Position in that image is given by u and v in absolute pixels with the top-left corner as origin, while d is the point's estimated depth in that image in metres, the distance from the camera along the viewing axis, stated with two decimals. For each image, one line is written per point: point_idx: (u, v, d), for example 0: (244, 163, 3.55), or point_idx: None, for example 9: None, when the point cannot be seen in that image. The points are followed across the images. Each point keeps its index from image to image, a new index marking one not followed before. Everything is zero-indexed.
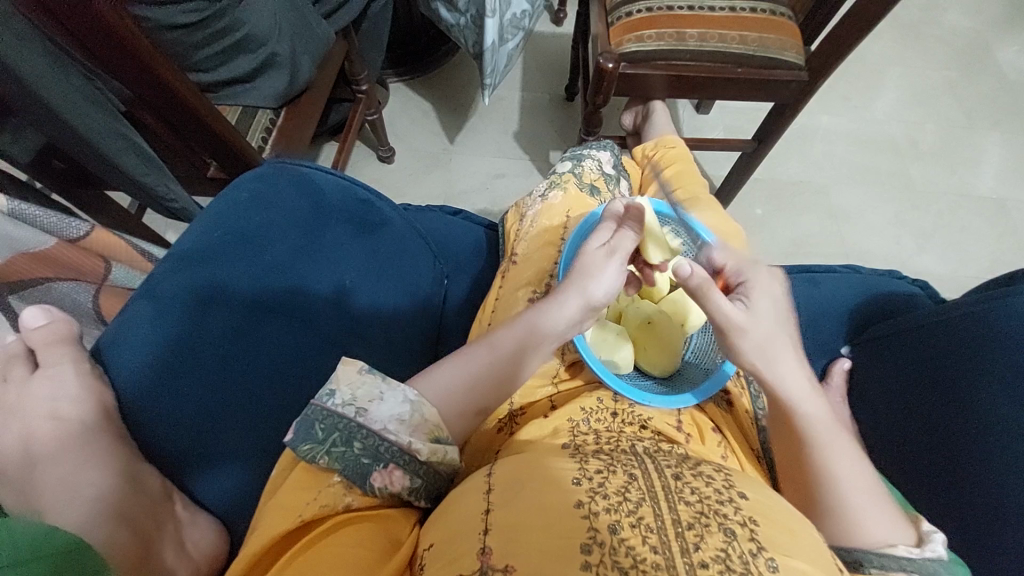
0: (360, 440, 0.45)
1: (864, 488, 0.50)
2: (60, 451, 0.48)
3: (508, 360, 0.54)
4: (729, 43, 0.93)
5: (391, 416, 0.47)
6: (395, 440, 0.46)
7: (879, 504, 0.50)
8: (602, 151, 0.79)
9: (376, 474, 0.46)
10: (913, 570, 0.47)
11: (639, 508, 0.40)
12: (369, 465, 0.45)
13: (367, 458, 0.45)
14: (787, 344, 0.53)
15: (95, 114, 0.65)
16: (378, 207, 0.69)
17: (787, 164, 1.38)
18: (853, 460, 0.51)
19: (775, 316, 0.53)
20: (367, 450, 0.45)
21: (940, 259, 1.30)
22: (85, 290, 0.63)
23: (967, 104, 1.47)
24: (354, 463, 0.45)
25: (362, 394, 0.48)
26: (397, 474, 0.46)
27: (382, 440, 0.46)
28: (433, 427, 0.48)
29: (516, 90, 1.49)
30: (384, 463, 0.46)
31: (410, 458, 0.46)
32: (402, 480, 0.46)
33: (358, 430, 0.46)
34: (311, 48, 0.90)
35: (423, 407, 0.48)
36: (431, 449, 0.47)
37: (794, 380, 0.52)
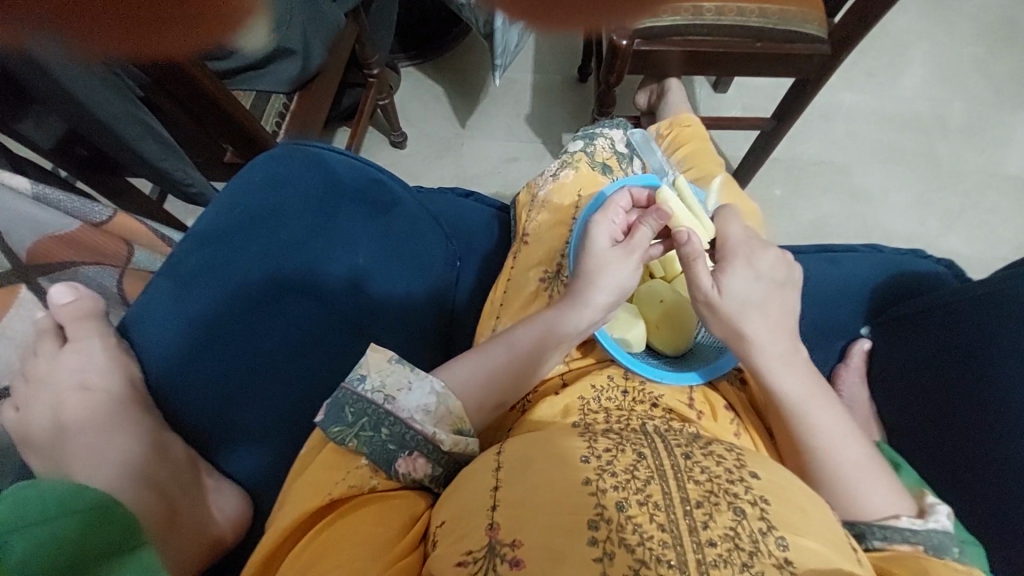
0: (387, 427, 0.46)
1: (865, 463, 0.50)
2: (90, 421, 0.50)
3: (527, 356, 0.55)
4: (747, 16, 0.90)
5: (418, 407, 0.48)
6: (421, 429, 0.47)
7: (875, 473, 0.50)
8: (615, 130, 0.78)
9: (401, 460, 0.46)
10: (916, 542, 0.47)
11: (647, 486, 0.40)
12: (395, 451, 0.46)
13: (394, 444, 0.46)
14: (774, 323, 0.53)
15: (116, 103, 0.66)
16: (389, 185, 0.68)
17: (807, 144, 1.34)
18: (843, 429, 0.51)
19: (758, 296, 0.53)
20: (394, 437, 0.46)
21: (967, 240, 1.26)
22: (110, 274, 0.65)
23: (1000, 79, 1.40)
24: (381, 448, 0.46)
25: (392, 381, 0.48)
26: (421, 461, 0.47)
27: (408, 428, 0.46)
28: (456, 419, 0.49)
29: (528, 72, 1.47)
30: (408, 450, 0.47)
31: (433, 448, 0.47)
32: (424, 467, 0.47)
33: (386, 416, 0.46)
34: (322, 33, 0.89)
35: (448, 399, 0.49)
36: (454, 440, 0.48)
37: (764, 358, 0.53)
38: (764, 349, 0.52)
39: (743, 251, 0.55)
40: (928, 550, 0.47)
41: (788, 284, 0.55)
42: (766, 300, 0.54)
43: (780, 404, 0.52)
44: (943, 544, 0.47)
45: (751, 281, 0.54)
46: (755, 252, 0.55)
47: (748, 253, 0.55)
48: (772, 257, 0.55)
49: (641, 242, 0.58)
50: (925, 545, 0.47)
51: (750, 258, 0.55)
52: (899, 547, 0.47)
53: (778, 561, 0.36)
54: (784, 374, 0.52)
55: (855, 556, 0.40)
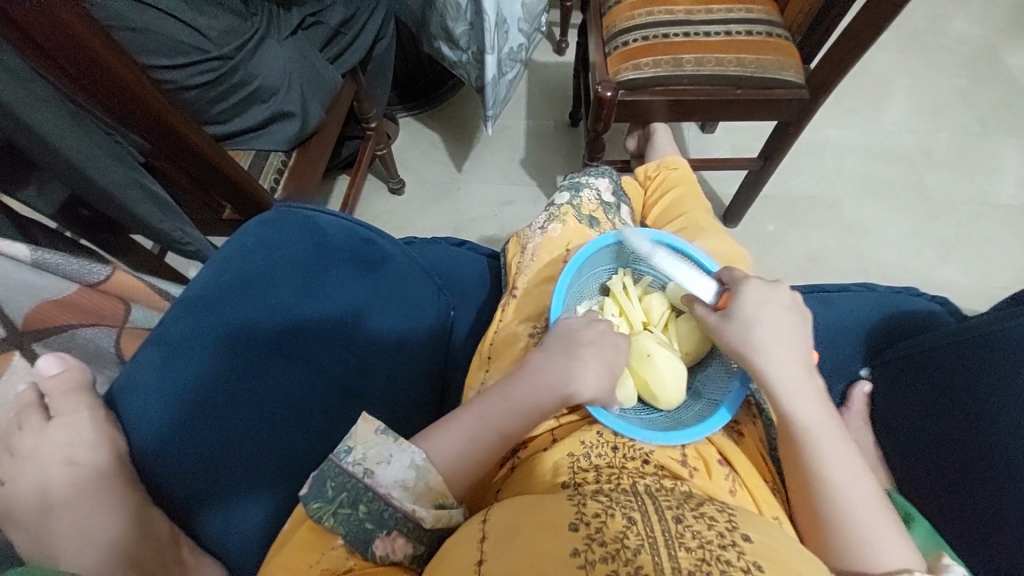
0: (364, 504, 0.46)
1: (877, 510, 0.49)
2: (77, 497, 0.51)
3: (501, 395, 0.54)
4: (726, 66, 0.94)
5: (396, 482, 0.46)
6: (399, 506, 0.46)
7: (888, 521, 0.49)
8: (600, 178, 0.80)
9: (378, 541, 0.46)
10: None
11: (637, 556, 0.39)
12: (371, 531, 0.46)
13: (371, 523, 0.46)
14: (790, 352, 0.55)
15: (115, 167, 0.69)
16: (379, 244, 0.70)
17: (796, 179, 1.37)
18: (858, 473, 0.51)
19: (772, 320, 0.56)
20: (371, 515, 0.46)
21: (964, 270, 1.25)
22: (106, 334, 0.65)
23: (982, 112, 1.43)
24: (358, 528, 0.45)
25: (373, 454, 0.47)
26: (400, 541, 0.46)
27: (387, 506, 0.46)
28: (437, 494, 0.47)
29: (521, 119, 1.52)
30: (387, 530, 0.46)
31: (413, 525, 0.46)
32: (404, 547, 0.46)
33: (365, 492, 0.46)
34: (321, 94, 0.92)
35: (428, 474, 0.47)
36: (435, 516, 0.46)
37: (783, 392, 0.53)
38: (786, 390, 0.53)
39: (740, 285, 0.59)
40: None
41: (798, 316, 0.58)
42: (771, 335, 0.55)
43: (790, 432, 0.53)
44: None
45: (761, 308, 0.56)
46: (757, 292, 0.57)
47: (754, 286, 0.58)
48: (779, 301, 0.57)
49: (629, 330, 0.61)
50: None
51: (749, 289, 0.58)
52: None
53: None
54: (797, 402, 0.53)
55: None
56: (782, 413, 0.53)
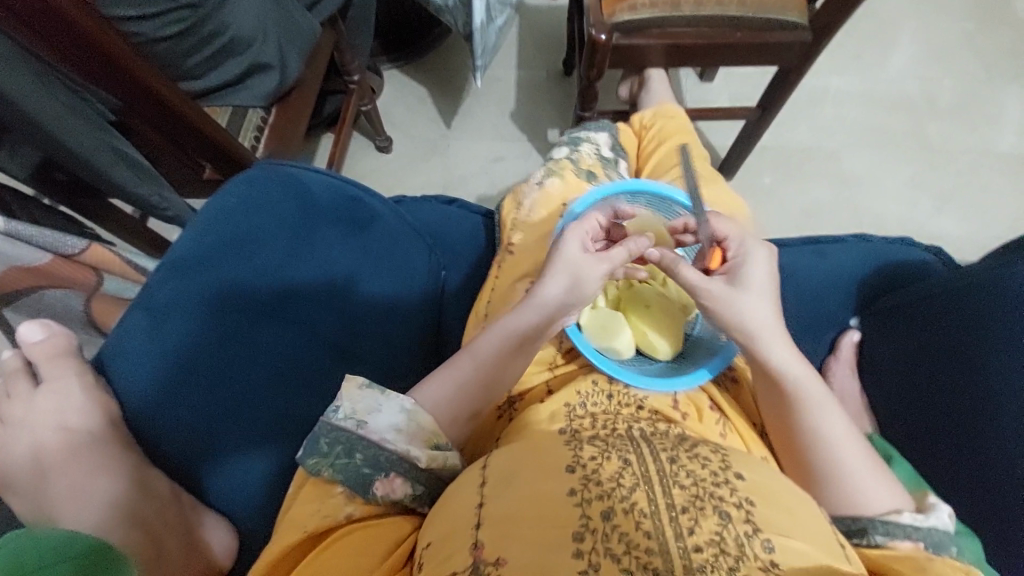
0: (361, 451, 0.46)
1: (864, 462, 0.51)
2: (66, 463, 0.50)
3: (493, 365, 0.54)
4: (726, 7, 0.89)
5: (389, 426, 0.47)
6: (393, 449, 0.47)
7: (868, 462, 0.51)
8: (600, 133, 0.78)
9: (378, 482, 0.46)
10: (919, 537, 0.47)
11: (632, 494, 0.40)
12: (370, 475, 0.46)
13: (368, 467, 0.46)
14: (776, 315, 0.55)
15: (87, 130, 0.65)
16: (368, 202, 0.68)
17: (795, 129, 1.33)
18: (845, 428, 0.52)
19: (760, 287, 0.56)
20: (368, 460, 0.46)
21: (957, 221, 1.25)
22: (75, 297, 0.65)
23: (988, 56, 1.39)
24: (356, 473, 0.46)
25: (363, 406, 0.48)
26: (398, 481, 0.47)
27: (381, 450, 0.46)
28: (430, 435, 0.49)
29: (511, 70, 1.45)
30: (384, 472, 0.46)
31: (409, 466, 0.47)
32: (403, 487, 0.47)
33: (359, 442, 0.46)
34: (299, 45, 0.88)
35: (418, 416, 0.49)
36: (430, 456, 0.47)
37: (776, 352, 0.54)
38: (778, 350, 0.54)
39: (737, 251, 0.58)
40: (929, 548, 0.46)
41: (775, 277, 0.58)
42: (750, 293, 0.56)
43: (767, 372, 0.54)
44: (942, 541, 0.47)
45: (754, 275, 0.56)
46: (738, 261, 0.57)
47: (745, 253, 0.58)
48: (760, 268, 0.57)
49: (617, 258, 0.58)
50: (926, 541, 0.47)
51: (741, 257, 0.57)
52: (902, 543, 0.46)
53: (763, 565, 0.36)
54: (774, 345, 0.54)
55: (843, 553, 0.40)
56: (759, 355, 0.54)
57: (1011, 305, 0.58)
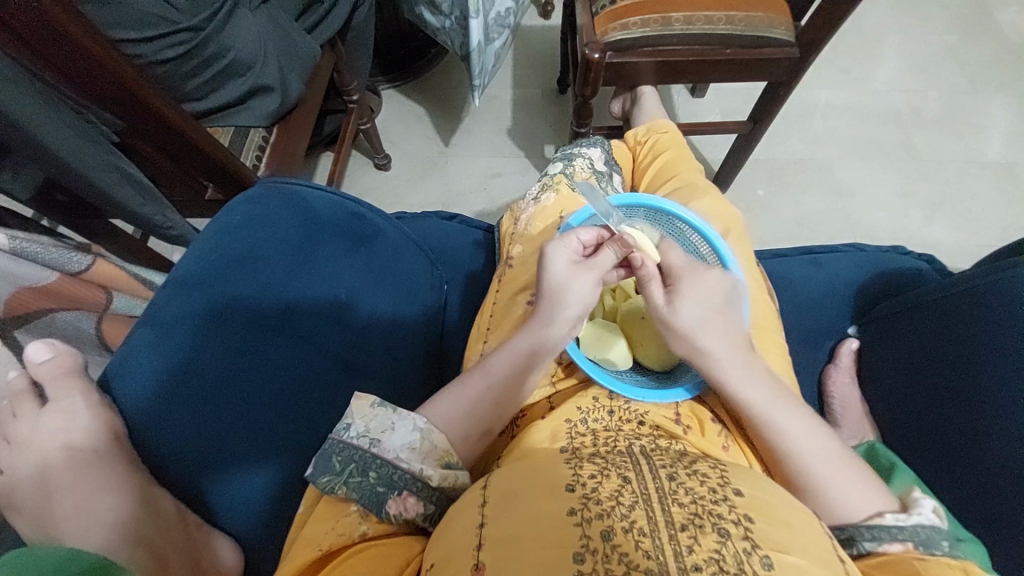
0: (375, 470, 0.47)
1: (842, 466, 0.50)
2: (72, 481, 0.51)
3: (502, 384, 0.55)
4: (715, 24, 0.91)
5: (403, 445, 0.48)
6: (408, 468, 0.47)
7: (842, 467, 0.50)
8: (592, 149, 0.80)
9: (391, 501, 0.47)
10: (905, 538, 0.48)
11: (632, 512, 0.40)
12: (384, 493, 0.47)
13: (382, 486, 0.47)
14: (727, 338, 0.53)
15: (91, 150, 0.66)
16: (369, 218, 0.69)
17: (787, 142, 1.36)
18: (818, 434, 0.51)
19: (704, 314, 0.53)
20: (382, 479, 0.47)
21: (950, 229, 1.27)
22: (87, 318, 0.65)
23: (971, 68, 1.42)
24: (370, 492, 0.46)
25: (376, 425, 0.49)
26: (412, 500, 0.47)
27: (396, 468, 0.47)
28: (443, 453, 0.50)
29: (507, 88, 1.48)
30: (397, 491, 0.47)
31: (422, 485, 0.47)
32: (416, 506, 0.47)
33: (373, 460, 0.47)
34: (299, 66, 0.89)
35: (432, 434, 0.50)
36: (442, 474, 0.48)
37: (729, 374, 0.52)
38: (733, 376, 0.52)
39: (688, 275, 0.55)
40: (919, 547, 0.48)
41: (732, 304, 0.55)
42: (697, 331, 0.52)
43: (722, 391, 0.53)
44: (931, 538, 0.48)
45: (699, 305, 0.53)
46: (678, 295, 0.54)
47: (692, 279, 0.55)
48: (698, 300, 0.53)
49: (604, 264, 0.58)
50: (914, 541, 0.48)
51: (694, 280, 0.55)
52: (891, 547, 0.48)
53: None
54: (724, 365, 0.52)
55: (843, 566, 0.40)
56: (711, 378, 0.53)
57: (999, 313, 0.59)
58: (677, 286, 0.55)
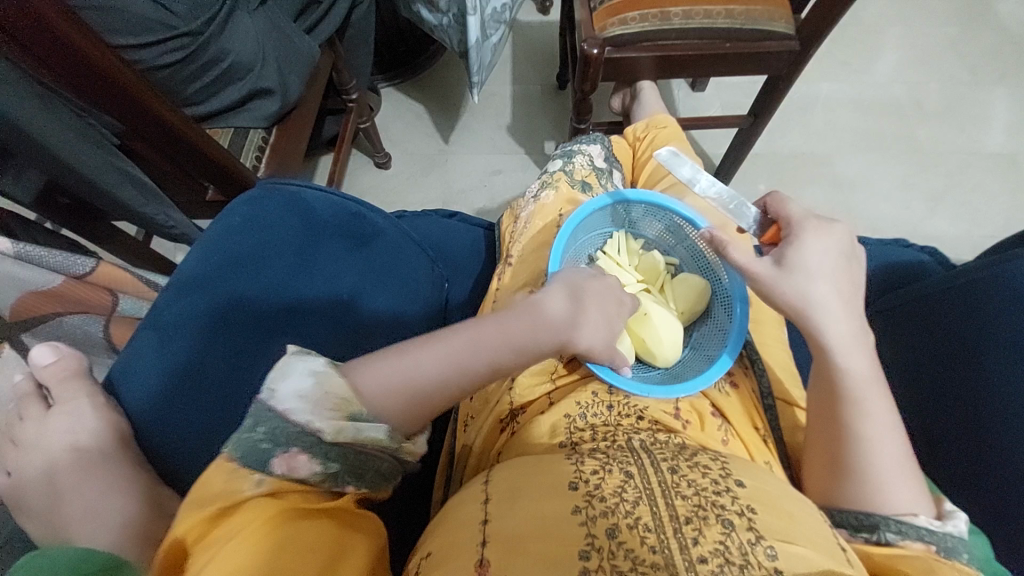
0: (263, 424, 0.43)
1: (894, 459, 0.49)
2: (77, 483, 0.51)
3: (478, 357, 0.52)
4: (714, 19, 0.91)
5: (294, 394, 0.44)
6: (297, 420, 0.43)
7: (900, 461, 0.50)
8: (592, 146, 0.79)
9: (276, 458, 0.42)
10: (932, 541, 0.46)
11: (636, 508, 0.40)
12: (268, 450, 0.42)
13: (268, 442, 0.42)
14: (838, 298, 0.53)
15: (91, 152, 0.66)
16: (369, 218, 0.70)
17: (788, 136, 1.35)
18: (887, 423, 0.50)
19: (826, 268, 0.53)
20: (268, 434, 0.42)
21: (952, 221, 1.26)
22: (95, 322, 0.65)
23: (974, 59, 1.41)
24: (252, 448, 0.42)
25: (278, 374, 0.44)
26: (301, 457, 0.43)
27: (284, 422, 0.43)
28: (343, 403, 0.45)
29: (506, 84, 1.48)
30: (284, 447, 0.43)
31: (314, 440, 0.43)
32: (308, 463, 0.43)
33: (263, 413, 0.43)
34: (298, 68, 0.89)
35: (328, 381, 0.45)
36: (337, 428, 0.44)
37: (835, 337, 0.52)
38: (839, 341, 0.52)
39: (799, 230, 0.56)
40: (941, 552, 0.46)
41: (854, 260, 0.55)
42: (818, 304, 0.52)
43: (820, 347, 0.52)
44: (955, 547, 0.46)
45: (821, 256, 0.54)
46: (803, 243, 0.55)
47: (810, 233, 0.55)
48: (829, 250, 0.54)
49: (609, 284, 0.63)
50: (938, 546, 0.46)
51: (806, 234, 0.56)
52: (914, 544, 0.46)
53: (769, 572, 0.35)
54: (833, 322, 0.52)
55: (846, 556, 0.40)
56: (811, 326, 0.53)
57: (1003, 310, 0.59)
58: (794, 238, 0.55)
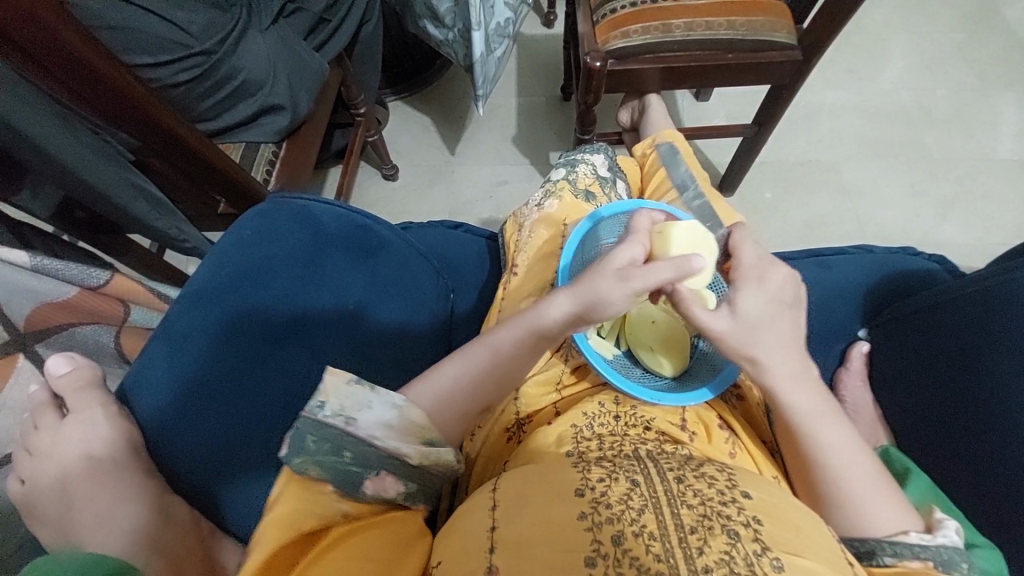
0: (348, 450, 0.45)
1: (866, 480, 0.49)
2: (93, 489, 0.53)
3: (501, 363, 0.54)
4: (716, 30, 0.92)
5: (378, 423, 0.47)
6: (384, 447, 0.46)
7: (874, 484, 0.49)
8: (596, 155, 0.80)
9: (368, 481, 0.46)
10: (928, 558, 0.46)
11: (641, 516, 0.40)
12: (359, 473, 0.46)
13: (357, 466, 0.45)
14: (779, 344, 0.50)
15: (110, 169, 0.69)
16: (376, 230, 0.71)
17: (793, 144, 1.35)
18: (848, 446, 0.50)
19: (766, 316, 0.50)
20: (357, 459, 0.45)
21: (962, 228, 1.25)
22: (106, 331, 0.67)
23: (981, 65, 1.41)
24: (344, 472, 0.45)
25: (351, 402, 0.46)
26: (390, 479, 0.47)
27: (372, 448, 0.46)
28: (422, 430, 0.48)
29: (512, 96, 1.50)
30: (375, 470, 0.46)
31: (400, 464, 0.47)
32: (395, 485, 0.47)
33: (347, 439, 0.45)
34: (309, 84, 0.91)
35: (410, 411, 0.48)
36: (422, 453, 0.48)
37: (781, 378, 0.50)
38: (786, 387, 0.50)
39: (755, 272, 0.52)
40: (939, 567, 0.46)
41: (796, 304, 0.53)
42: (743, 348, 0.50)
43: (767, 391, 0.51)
44: (951, 558, 0.46)
45: (765, 301, 0.51)
46: (741, 289, 0.51)
47: (754, 280, 0.52)
48: (768, 297, 0.51)
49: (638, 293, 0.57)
50: (936, 561, 0.46)
51: (762, 279, 0.52)
52: (909, 563, 0.46)
53: None
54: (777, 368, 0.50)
55: (853, 569, 0.40)
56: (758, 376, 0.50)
57: (1011, 317, 0.58)
58: (737, 288, 0.51)
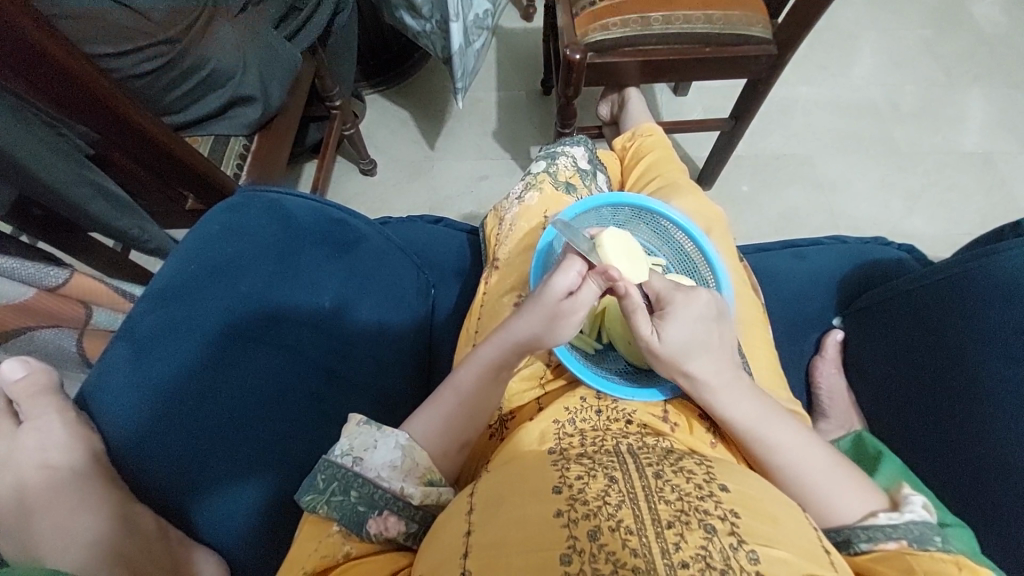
0: (355, 489, 0.48)
1: (828, 468, 0.51)
2: (53, 500, 0.50)
3: (473, 394, 0.55)
4: (693, 23, 0.92)
5: (385, 463, 0.49)
6: (389, 486, 0.48)
7: (837, 472, 0.51)
8: (576, 147, 0.79)
9: (372, 520, 0.48)
10: (899, 537, 0.47)
11: (619, 511, 0.40)
12: (365, 512, 0.48)
13: (364, 505, 0.48)
14: (723, 343, 0.53)
15: (61, 165, 0.65)
16: (353, 225, 0.69)
17: (770, 139, 1.37)
18: (802, 436, 0.52)
19: (708, 321, 0.53)
20: (364, 498, 0.48)
21: (930, 220, 1.29)
22: (67, 336, 0.64)
23: (947, 61, 1.45)
24: (352, 511, 0.47)
25: (359, 443, 0.50)
26: (393, 519, 0.48)
27: (376, 487, 0.48)
28: (425, 471, 0.50)
29: (491, 90, 1.48)
30: (379, 510, 0.48)
31: (404, 504, 0.48)
32: (397, 525, 0.48)
33: (355, 479, 0.48)
34: (281, 74, 0.87)
35: (414, 451, 0.51)
36: (424, 492, 0.49)
37: (727, 375, 0.53)
38: (730, 386, 0.53)
39: (694, 278, 0.56)
40: (912, 544, 0.47)
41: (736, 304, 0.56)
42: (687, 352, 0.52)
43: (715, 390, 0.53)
44: (924, 534, 0.47)
45: (705, 308, 0.54)
46: (682, 297, 0.54)
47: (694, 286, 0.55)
48: (707, 303, 0.54)
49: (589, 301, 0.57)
50: (908, 539, 0.47)
51: (700, 284, 0.55)
52: (886, 545, 0.47)
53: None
54: (719, 366, 0.53)
55: (829, 558, 0.40)
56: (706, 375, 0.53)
57: (978, 306, 0.60)
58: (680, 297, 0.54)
